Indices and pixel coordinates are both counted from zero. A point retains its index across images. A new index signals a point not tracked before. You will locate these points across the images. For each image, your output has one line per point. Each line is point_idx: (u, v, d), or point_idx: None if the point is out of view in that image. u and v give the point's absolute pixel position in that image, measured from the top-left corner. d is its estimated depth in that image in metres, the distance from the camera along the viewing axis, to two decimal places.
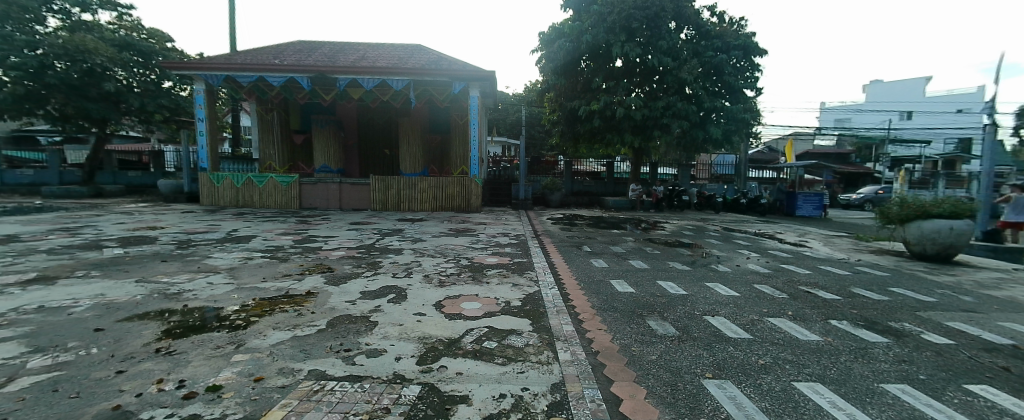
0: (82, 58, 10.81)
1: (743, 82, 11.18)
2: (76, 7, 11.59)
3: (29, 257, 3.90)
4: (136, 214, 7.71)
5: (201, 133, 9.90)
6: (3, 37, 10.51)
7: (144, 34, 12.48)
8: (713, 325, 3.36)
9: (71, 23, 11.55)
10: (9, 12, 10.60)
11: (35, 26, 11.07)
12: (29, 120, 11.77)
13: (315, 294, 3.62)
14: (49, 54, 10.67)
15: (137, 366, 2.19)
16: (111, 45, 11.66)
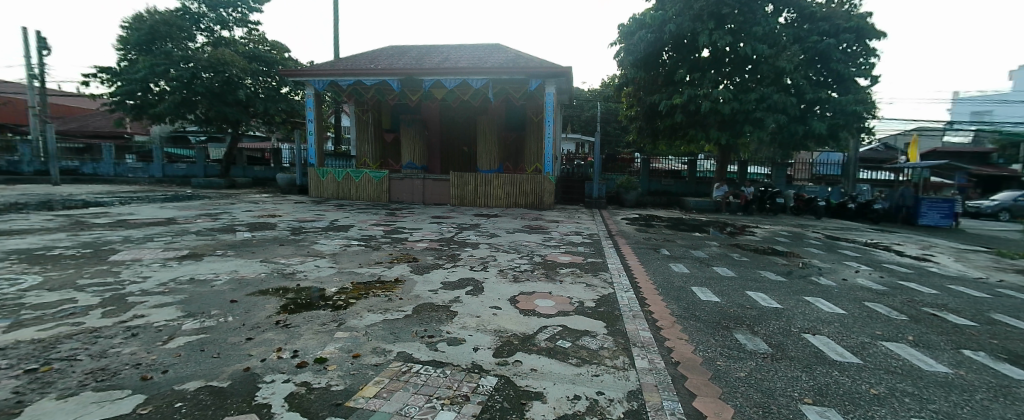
0: (223, 69, 12.79)
1: (854, 70, 9.81)
2: (218, 25, 13.70)
3: (184, 237, 4.75)
4: (260, 203, 8.97)
5: (310, 133, 11.16)
6: (166, 54, 12.77)
7: (268, 46, 14.40)
8: (813, 344, 2.99)
9: (214, 39, 13.66)
10: (170, 32, 12.90)
11: (189, 44, 13.31)
12: (183, 123, 14.21)
13: (402, 281, 3.91)
14: (198, 67, 12.73)
15: (261, 335, 2.55)
16: (243, 57, 13.64)
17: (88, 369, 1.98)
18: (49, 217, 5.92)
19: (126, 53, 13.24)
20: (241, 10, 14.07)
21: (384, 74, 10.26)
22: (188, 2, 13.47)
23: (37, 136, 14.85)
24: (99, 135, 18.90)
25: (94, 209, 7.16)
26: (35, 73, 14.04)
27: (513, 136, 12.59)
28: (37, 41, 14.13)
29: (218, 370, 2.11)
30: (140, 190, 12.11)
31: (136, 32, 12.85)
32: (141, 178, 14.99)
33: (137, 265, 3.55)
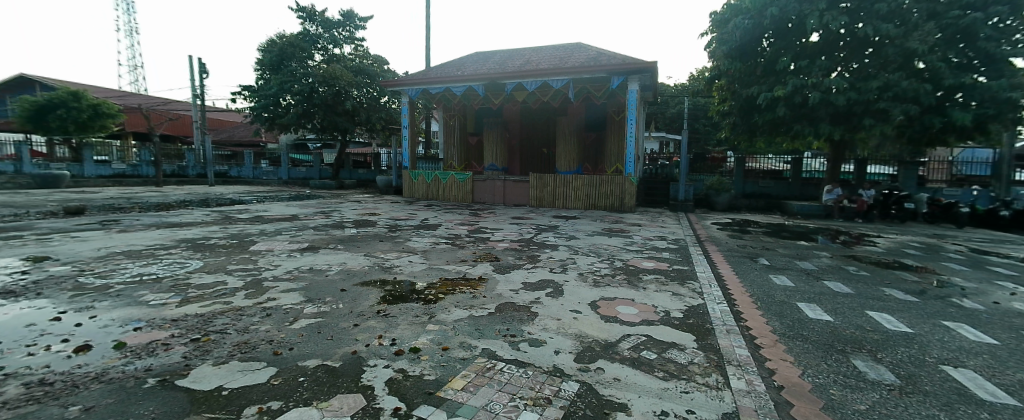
0: (335, 83, 14.50)
1: (1010, 49, 7.92)
2: (330, 44, 15.55)
3: (304, 231, 5.48)
4: (362, 203, 9.98)
5: (404, 138, 12.09)
6: (291, 72, 14.74)
7: (370, 59, 16.03)
8: (955, 379, 2.47)
9: (327, 57, 15.50)
10: (295, 53, 14.92)
11: (308, 62, 15.25)
12: (302, 132, 16.24)
13: (485, 280, 4.05)
14: (315, 82, 14.50)
15: (365, 322, 2.83)
16: (351, 71, 15.32)
17: (235, 342, 2.37)
18: (207, 212, 7.24)
19: (260, 72, 15.46)
20: (348, 29, 15.84)
21: (469, 81, 10.75)
22: (307, 25, 15.43)
23: (198, 145, 18.12)
24: (241, 144, 22.55)
25: (238, 206, 8.58)
26: (198, 94, 17.16)
27: (594, 136, 12.32)
28: (199, 67, 17.20)
29: (330, 351, 2.39)
30: (270, 190, 14.17)
31: (268, 54, 14.99)
32: (273, 181, 17.59)
33: (269, 255, 4.17)
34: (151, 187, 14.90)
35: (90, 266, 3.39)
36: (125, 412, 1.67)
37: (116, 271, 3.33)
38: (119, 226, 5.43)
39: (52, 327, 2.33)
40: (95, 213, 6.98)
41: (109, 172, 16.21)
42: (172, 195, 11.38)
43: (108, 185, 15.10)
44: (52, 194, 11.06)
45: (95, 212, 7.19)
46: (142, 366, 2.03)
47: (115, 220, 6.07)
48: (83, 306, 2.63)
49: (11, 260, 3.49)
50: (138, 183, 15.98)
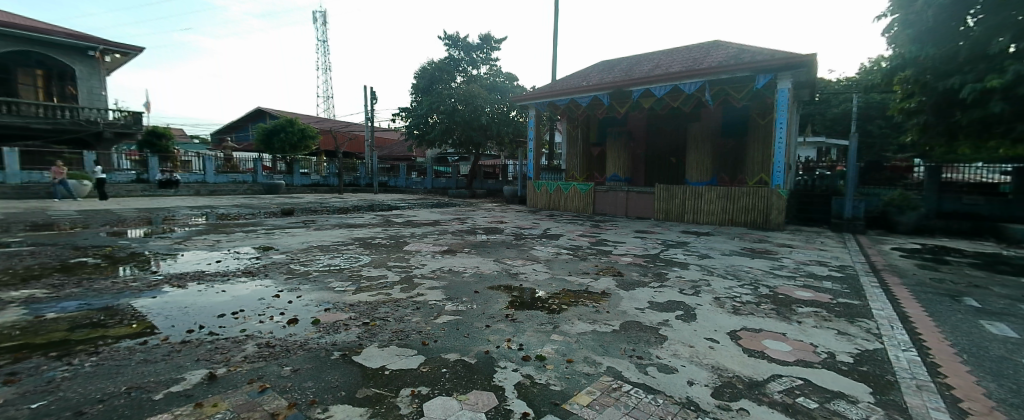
0: (472, 101, 16.01)
1: None
2: (470, 66, 17.22)
3: (443, 235, 6.13)
4: (491, 211, 10.73)
5: (529, 150, 12.67)
6: (438, 93, 16.73)
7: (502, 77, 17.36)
8: None
9: (466, 77, 17.14)
10: (442, 77, 16.94)
11: (451, 84, 17.12)
12: (444, 147, 18.20)
13: (609, 295, 3.94)
14: (456, 101, 16.21)
15: (496, 324, 3.01)
16: (486, 89, 16.72)
17: (394, 328, 2.76)
18: (373, 216, 8.67)
19: (413, 96, 17.77)
20: (486, 51, 17.36)
21: (594, 90, 10.72)
22: (452, 51, 17.28)
23: (367, 159, 21.69)
24: (397, 158, 26.53)
25: (394, 211, 10.07)
26: (369, 116, 20.63)
27: (733, 144, 11.07)
28: (371, 94, 20.51)
29: (466, 348, 2.60)
30: (417, 198, 16.29)
31: (421, 80, 17.21)
32: (419, 189, 20.06)
33: (417, 254, 4.78)
34: (334, 194, 18.44)
35: (296, 256, 4.35)
36: (321, 378, 2.09)
37: (314, 260, 4.23)
38: (315, 225, 6.85)
39: (274, 301, 3.05)
40: (301, 214, 8.95)
41: (308, 181, 20.62)
42: (347, 201, 13.89)
43: (306, 191, 19.16)
44: (275, 199, 14.58)
45: (302, 213, 9.25)
46: (330, 340, 2.51)
47: (312, 220, 7.69)
48: (293, 286, 3.39)
49: (250, 247, 4.68)
50: (325, 190, 19.87)
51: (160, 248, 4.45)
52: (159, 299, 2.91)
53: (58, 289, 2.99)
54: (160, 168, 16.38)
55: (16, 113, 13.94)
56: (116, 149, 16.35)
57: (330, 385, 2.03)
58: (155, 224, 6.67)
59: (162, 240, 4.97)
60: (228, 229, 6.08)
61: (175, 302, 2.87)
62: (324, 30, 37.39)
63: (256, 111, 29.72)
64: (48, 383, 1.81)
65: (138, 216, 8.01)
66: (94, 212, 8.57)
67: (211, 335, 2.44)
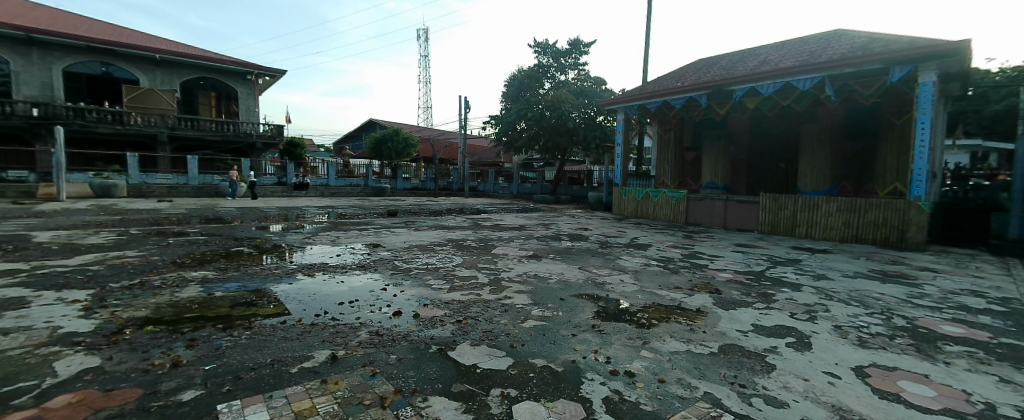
0: (560, 106, 16.04)
1: None
2: (558, 72, 17.31)
3: (529, 240, 6.23)
4: (576, 217, 10.64)
5: (617, 155, 12.38)
6: (526, 100, 17.07)
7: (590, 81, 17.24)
8: None
9: (554, 83, 17.22)
10: (530, 83, 17.23)
11: (539, 90, 17.33)
12: (530, 153, 18.50)
13: (705, 313, 3.65)
14: (543, 107, 16.36)
15: (582, 333, 2.98)
16: (574, 94, 16.69)
17: (484, 329, 2.89)
18: (464, 219, 9.13)
19: (503, 103, 18.31)
20: (574, 56, 17.35)
21: (690, 91, 10.06)
22: (541, 58, 17.54)
23: (460, 165, 22.94)
24: (486, 164, 27.70)
25: (483, 215, 10.50)
26: (462, 124, 21.82)
27: (859, 147, 9.55)
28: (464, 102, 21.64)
29: (553, 354, 2.61)
30: (503, 203, 16.83)
31: (511, 87, 17.66)
32: (505, 194, 20.65)
33: (505, 258, 4.92)
34: (429, 197, 19.85)
35: (399, 253, 4.77)
36: (421, 369, 2.26)
37: (414, 258, 4.59)
38: (414, 225, 7.44)
39: (382, 294, 3.38)
40: (403, 215, 9.79)
41: (409, 185, 22.79)
42: (441, 204, 14.86)
43: (405, 194, 20.89)
44: (381, 200, 16.17)
45: (404, 214, 10.11)
46: (428, 334, 2.71)
47: (412, 221, 8.37)
48: (397, 281, 3.72)
49: (362, 244, 5.25)
50: (421, 193, 21.46)
51: (294, 242, 5.20)
52: (293, 285, 3.41)
53: (223, 271, 3.66)
54: (295, 173, 18.81)
55: (197, 128, 16.95)
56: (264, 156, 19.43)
57: (429, 377, 2.18)
58: (290, 221, 7.82)
59: (295, 235, 5.81)
60: (344, 227, 6.89)
61: (306, 289, 3.34)
62: (426, 46, 40.45)
63: (369, 122, 33.48)
64: (216, 350, 2.23)
65: (277, 213, 9.46)
66: (247, 209, 10.31)
67: (333, 320, 2.79)
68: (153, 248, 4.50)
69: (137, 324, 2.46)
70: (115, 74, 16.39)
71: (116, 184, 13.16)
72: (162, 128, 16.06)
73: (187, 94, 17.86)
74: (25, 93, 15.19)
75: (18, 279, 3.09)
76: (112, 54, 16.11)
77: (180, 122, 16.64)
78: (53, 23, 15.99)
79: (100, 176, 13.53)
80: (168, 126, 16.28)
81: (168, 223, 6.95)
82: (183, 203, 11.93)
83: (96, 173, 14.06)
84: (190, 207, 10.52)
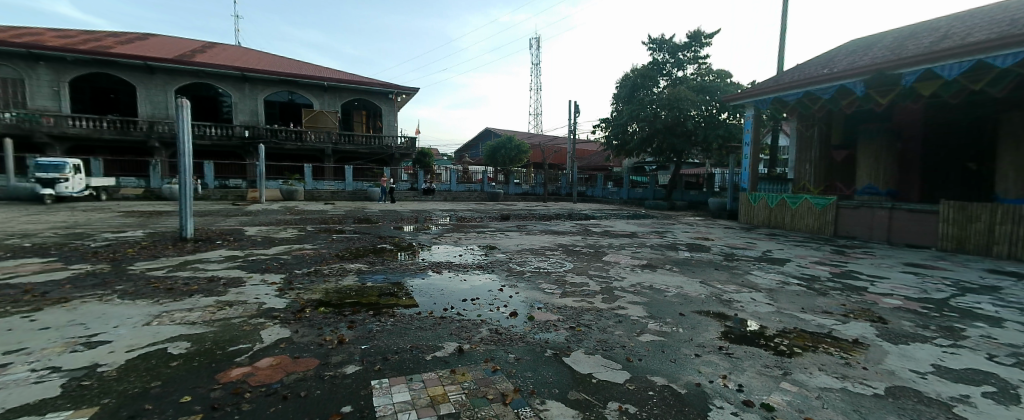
0: (677, 104, 14.97)
1: None
2: (676, 68, 16.20)
3: (643, 249, 5.96)
4: (694, 226, 9.82)
5: (745, 156, 11.39)
6: (639, 100, 16.31)
7: (713, 76, 15.76)
8: None
9: (672, 80, 16.17)
10: (643, 82, 16.37)
11: (654, 89, 16.39)
12: (643, 156, 17.65)
13: (865, 345, 3.03)
14: (658, 106, 15.44)
15: (707, 355, 2.73)
16: (693, 90, 15.43)
17: (598, 338, 2.84)
18: (574, 224, 9.13)
19: (614, 105, 17.82)
20: (694, 50, 16.10)
21: (834, 81, 8.60)
22: (656, 55, 16.62)
23: (568, 170, 22.99)
24: (595, 169, 27.52)
25: (592, 220, 10.36)
26: (572, 129, 21.79)
27: None
28: (574, 106, 21.58)
29: (676, 374, 2.44)
30: (613, 208, 16.43)
31: (623, 88, 17.06)
32: (614, 199, 20.05)
33: (617, 266, 4.79)
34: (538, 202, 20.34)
35: (513, 256, 4.98)
36: (539, 372, 2.33)
37: (527, 262, 4.74)
38: (526, 229, 7.69)
39: (499, 294, 3.57)
40: (516, 219, 10.21)
41: (520, 190, 23.19)
42: (550, 209, 15.12)
43: (516, 198, 21.67)
44: (494, 205, 17.10)
45: (517, 218, 10.53)
46: (544, 337, 2.78)
47: (524, 225, 8.67)
48: (512, 283, 3.89)
49: (480, 245, 5.62)
50: (531, 198, 22.06)
51: (425, 241, 5.81)
52: (425, 280, 3.82)
53: (372, 264, 4.27)
54: (424, 180, 20.68)
55: (353, 143, 20.21)
56: (401, 164, 22.09)
57: (546, 380, 2.23)
58: (420, 222, 8.75)
59: (426, 235, 6.51)
60: (464, 229, 7.46)
61: (435, 284, 3.71)
62: (536, 53, 41.46)
63: (485, 131, 35.65)
64: (369, 333, 2.62)
65: (410, 216, 10.69)
66: (387, 212, 11.86)
67: (458, 315, 3.04)
68: (323, 242, 5.47)
69: (313, 304, 3.00)
70: (296, 100, 20.18)
71: (297, 190, 16.57)
72: (328, 143, 19.56)
73: (347, 114, 21.21)
74: (239, 119, 19.15)
75: (237, 263, 4.04)
76: (296, 84, 19.76)
77: (341, 137, 20.04)
78: (252, 62, 20.37)
79: (287, 183, 16.98)
80: (331, 142, 19.74)
81: (331, 222, 8.37)
82: (342, 206, 14.29)
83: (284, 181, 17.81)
84: (345, 209, 12.49)
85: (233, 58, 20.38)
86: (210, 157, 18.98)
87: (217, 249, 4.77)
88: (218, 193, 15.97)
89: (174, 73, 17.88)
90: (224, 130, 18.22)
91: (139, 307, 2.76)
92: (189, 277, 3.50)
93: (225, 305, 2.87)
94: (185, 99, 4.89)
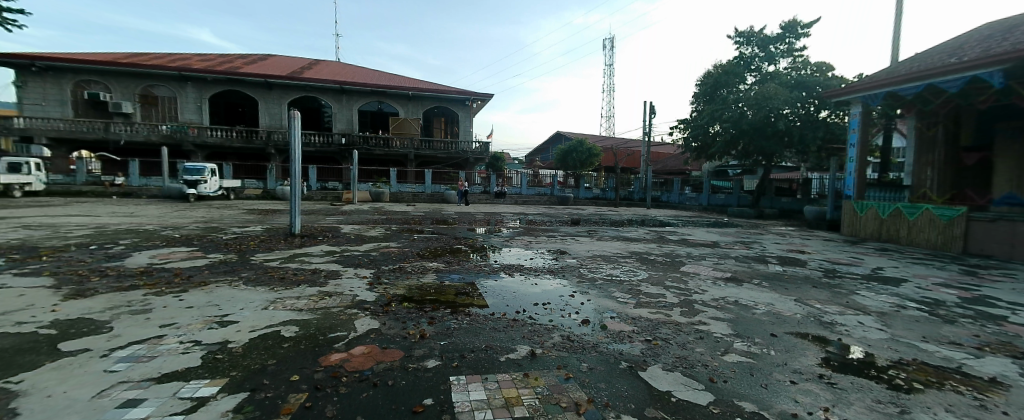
0: (767, 102, 13.60)
1: None
2: (767, 62, 14.80)
3: (727, 260, 5.52)
4: (787, 237, 8.88)
5: (851, 159, 10.10)
6: (722, 99, 15.15)
7: (811, 69, 14.15)
8: None
9: (761, 76, 14.79)
10: (728, 79, 15.18)
11: (740, 86, 15.14)
12: (725, 159, 16.43)
13: (1008, 386, 2.46)
14: (745, 104, 14.17)
15: (804, 383, 2.42)
16: (787, 86, 13.96)
17: (677, 354, 2.69)
18: (648, 231, 8.76)
19: (694, 106, 16.83)
20: (789, 41, 14.63)
21: (962, 70, 7.27)
22: (744, 49, 15.37)
23: (641, 175, 22.12)
24: (671, 173, 26.29)
25: (668, 228, 9.85)
26: (646, 132, 20.94)
27: None
28: (649, 107, 20.67)
29: (768, 400, 2.20)
30: (691, 215, 15.49)
31: (704, 86, 16.02)
32: (693, 205, 18.87)
33: (697, 278, 4.49)
34: (610, 207, 19.85)
35: (584, 262, 4.90)
36: (614, 384, 2.26)
37: (598, 268, 4.63)
38: (597, 235, 7.54)
39: (571, 300, 3.54)
40: (587, 224, 10.05)
41: (590, 194, 22.76)
42: (623, 214, 14.65)
43: (586, 203, 21.33)
44: (565, 209, 17.00)
45: (588, 223, 10.36)
46: (618, 348, 2.71)
47: (596, 230, 8.49)
48: (584, 289, 3.83)
49: (551, 250, 5.61)
50: (601, 202, 21.57)
51: (498, 244, 5.94)
52: (497, 282, 3.91)
53: (449, 264, 4.47)
54: (496, 183, 21.24)
55: (434, 148, 21.47)
56: (474, 168, 22.86)
57: (620, 394, 2.16)
58: (492, 225, 9.00)
59: (499, 237, 6.67)
60: (535, 233, 7.51)
61: (508, 287, 3.79)
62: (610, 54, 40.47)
63: (555, 134, 35.58)
64: (447, 330, 2.75)
65: (483, 218, 11.02)
66: (462, 214, 12.37)
67: (530, 319, 3.07)
68: (406, 241, 5.86)
69: (398, 299, 3.23)
70: (384, 109, 21.89)
71: (383, 191, 17.76)
72: (410, 149, 20.95)
73: (428, 121, 22.58)
74: (338, 127, 21.26)
75: (334, 257, 4.48)
76: (384, 93, 21.42)
77: (422, 144, 21.39)
78: (345, 74, 22.48)
79: (376, 186, 18.51)
80: (413, 147, 21.12)
81: (413, 223, 8.92)
82: (422, 207, 15.21)
83: (373, 183, 19.29)
84: (425, 211, 13.24)
85: (329, 71, 22.68)
86: (314, 161, 21.29)
87: (319, 244, 5.33)
88: (320, 194, 17.84)
89: (287, 88, 20.40)
90: (325, 138, 20.30)
91: (259, 293, 3.19)
92: (297, 268, 3.97)
93: (326, 295, 3.20)
94: (296, 110, 5.53)
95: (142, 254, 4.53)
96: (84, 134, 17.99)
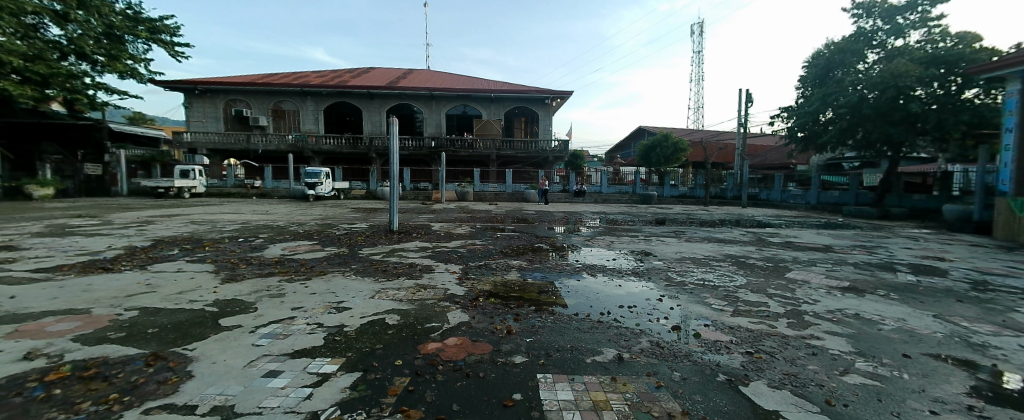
0: (894, 83, 11.40)
1: None
2: (893, 36, 12.60)
3: (842, 267, 4.85)
4: (920, 241, 7.54)
5: (1006, 147, 8.26)
6: (837, 82, 13.23)
7: (951, 41, 11.80)
8: None
9: (887, 52, 12.59)
10: (844, 60, 13.25)
11: (857, 67, 13.15)
12: (839, 151, 14.43)
13: None
14: (867, 87, 12.13)
15: (949, 415, 2.00)
16: (920, 63, 11.74)
17: (785, 370, 2.43)
18: (745, 232, 8.02)
19: (801, 91, 15.00)
20: (921, 10, 12.32)
21: None
22: (862, 23, 13.28)
23: (735, 170, 20.29)
24: (772, 168, 23.67)
25: (768, 229, 8.92)
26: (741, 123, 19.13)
27: None
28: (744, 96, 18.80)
29: None
30: (796, 215, 13.88)
31: (813, 68, 14.14)
32: (798, 204, 16.84)
33: (805, 286, 4.00)
34: (699, 206, 18.54)
35: (671, 264, 4.65)
36: (710, 397, 2.12)
37: (688, 272, 4.37)
38: (685, 236, 7.10)
39: (658, 304, 3.39)
40: (673, 224, 9.53)
41: (677, 192, 21.43)
42: (715, 214, 13.65)
43: (672, 201, 20.17)
44: (650, 209, 16.25)
45: (675, 223, 9.79)
46: (713, 359, 2.53)
47: (684, 231, 7.99)
48: (673, 294, 3.65)
49: (635, 251, 5.42)
50: (689, 201, 20.23)
51: (579, 243, 5.89)
52: (579, 282, 3.89)
53: (531, 262, 4.56)
54: (576, 181, 21.05)
55: (513, 148, 21.84)
56: (553, 167, 22.88)
57: (718, 409, 2.01)
58: (573, 224, 8.94)
59: (580, 237, 6.62)
60: (618, 233, 7.30)
61: (590, 287, 3.75)
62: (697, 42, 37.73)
63: (637, 129, 34.06)
64: (532, 327, 2.81)
65: (564, 217, 11.00)
66: (543, 213, 12.47)
67: (616, 321, 3.01)
68: (489, 239, 6.07)
69: (485, 295, 3.38)
70: (467, 112, 22.93)
71: (468, 190, 18.60)
72: (492, 150, 21.51)
73: (508, 122, 23.15)
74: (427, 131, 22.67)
75: (427, 253, 4.83)
76: (469, 98, 22.39)
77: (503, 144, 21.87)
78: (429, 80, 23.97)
79: (462, 185, 19.24)
80: (495, 148, 21.64)
81: (496, 221, 9.23)
82: (503, 205, 15.61)
83: (458, 183, 20.30)
84: (507, 209, 13.61)
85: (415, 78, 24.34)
86: (407, 163, 22.97)
87: (413, 240, 5.76)
88: (413, 194, 19.23)
89: (386, 97, 22.32)
90: (417, 142, 21.62)
91: (367, 283, 3.55)
92: (396, 261, 4.35)
93: (422, 288, 3.46)
94: (393, 118, 6.08)
95: (276, 246, 5.33)
96: (232, 145, 21.18)
